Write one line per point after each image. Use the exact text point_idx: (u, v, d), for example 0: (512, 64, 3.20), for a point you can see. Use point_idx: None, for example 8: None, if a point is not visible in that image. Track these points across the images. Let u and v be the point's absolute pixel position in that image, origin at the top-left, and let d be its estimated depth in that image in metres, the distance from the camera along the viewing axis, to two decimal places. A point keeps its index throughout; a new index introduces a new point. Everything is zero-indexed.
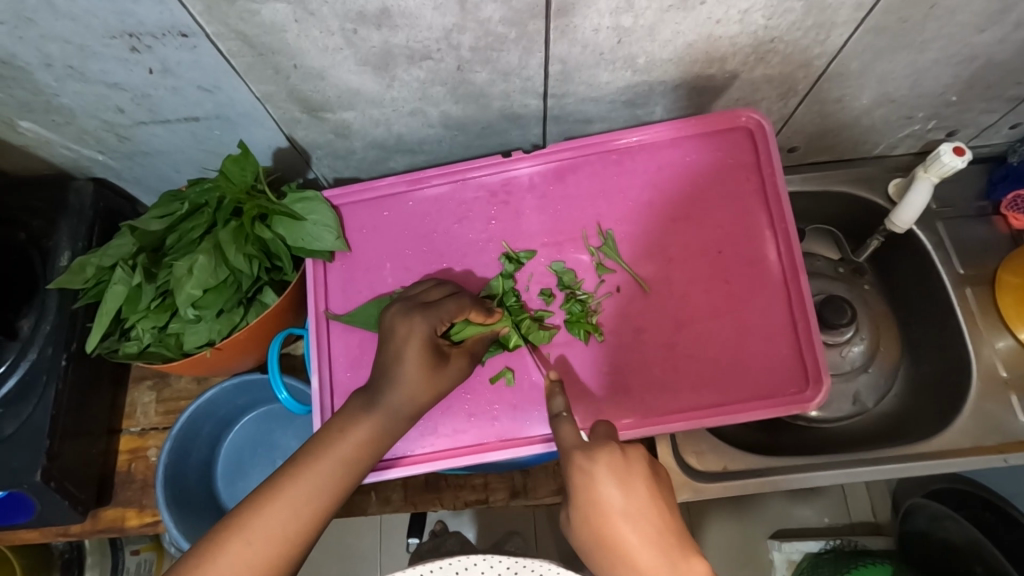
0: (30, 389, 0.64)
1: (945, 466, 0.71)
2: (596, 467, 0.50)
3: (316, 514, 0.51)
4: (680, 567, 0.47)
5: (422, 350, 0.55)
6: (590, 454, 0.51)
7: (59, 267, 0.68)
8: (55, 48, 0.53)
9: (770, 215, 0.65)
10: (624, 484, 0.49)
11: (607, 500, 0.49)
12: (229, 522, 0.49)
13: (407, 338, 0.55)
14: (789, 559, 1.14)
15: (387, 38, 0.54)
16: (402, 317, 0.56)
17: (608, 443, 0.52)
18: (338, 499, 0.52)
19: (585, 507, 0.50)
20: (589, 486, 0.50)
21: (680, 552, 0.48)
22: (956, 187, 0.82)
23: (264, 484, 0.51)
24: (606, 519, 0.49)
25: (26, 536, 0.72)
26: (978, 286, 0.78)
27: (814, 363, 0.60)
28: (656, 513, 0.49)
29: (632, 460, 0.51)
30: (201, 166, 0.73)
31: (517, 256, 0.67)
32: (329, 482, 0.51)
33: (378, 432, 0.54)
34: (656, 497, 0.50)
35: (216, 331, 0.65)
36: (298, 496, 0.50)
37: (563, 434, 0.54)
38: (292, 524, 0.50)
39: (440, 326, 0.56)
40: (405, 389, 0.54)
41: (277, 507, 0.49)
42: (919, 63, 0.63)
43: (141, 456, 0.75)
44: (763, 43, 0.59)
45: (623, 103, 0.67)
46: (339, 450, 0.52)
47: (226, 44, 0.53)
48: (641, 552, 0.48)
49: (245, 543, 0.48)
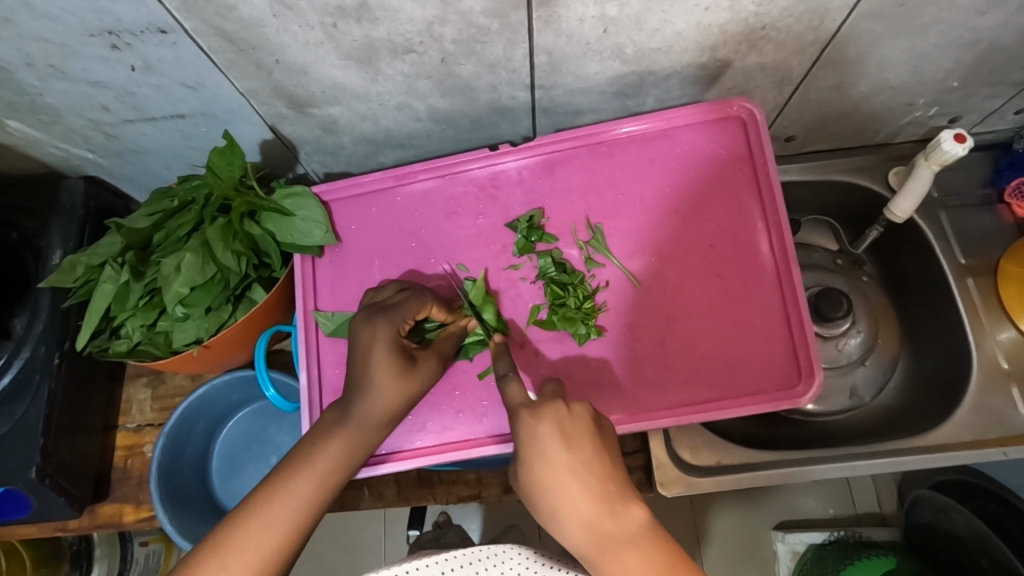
0: (24, 388, 0.65)
1: (945, 460, 0.70)
2: (540, 422, 0.48)
3: (293, 531, 0.50)
4: (618, 514, 0.46)
5: (388, 351, 0.55)
6: (536, 412, 0.49)
7: (51, 266, 0.69)
8: (36, 47, 0.53)
9: (763, 208, 0.64)
10: (567, 438, 0.48)
11: (547, 451, 0.47)
12: (207, 547, 0.48)
13: (371, 342, 0.55)
14: (793, 551, 1.13)
15: (368, 32, 0.53)
16: (366, 322, 0.57)
17: (553, 400, 0.50)
18: (314, 514, 0.51)
19: (531, 460, 0.47)
20: (533, 439, 0.48)
21: (617, 502, 0.46)
22: (960, 174, 0.80)
23: (241, 505, 0.50)
24: (548, 469, 0.47)
25: (25, 531, 0.73)
26: (981, 276, 0.76)
27: (808, 358, 0.59)
28: (595, 461, 0.47)
29: (577, 414, 0.49)
30: (190, 163, 0.73)
31: (532, 238, 0.66)
32: (304, 498, 0.50)
33: (352, 443, 0.54)
34: (600, 448, 0.48)
35: (203, 329, 0.65)
36: (273, 515, 0.49)
37: (510, 394, 0.52)
38: (267, 543, 0.49)
39: (403, 326, 0.57)
40: (377, 393, 0.54)
41: (254, 530, 0.48)
42: (918, 48, 0.61)
43: (137, 453, 0.76)
44: (754, 30, 0.57)
45: (614, 93, 0.66)
46: (315, 465, 0.52)
47: (206, 40, 0.53)
48: (581, 500, 0.46)
49: (220, 567, 0.47)
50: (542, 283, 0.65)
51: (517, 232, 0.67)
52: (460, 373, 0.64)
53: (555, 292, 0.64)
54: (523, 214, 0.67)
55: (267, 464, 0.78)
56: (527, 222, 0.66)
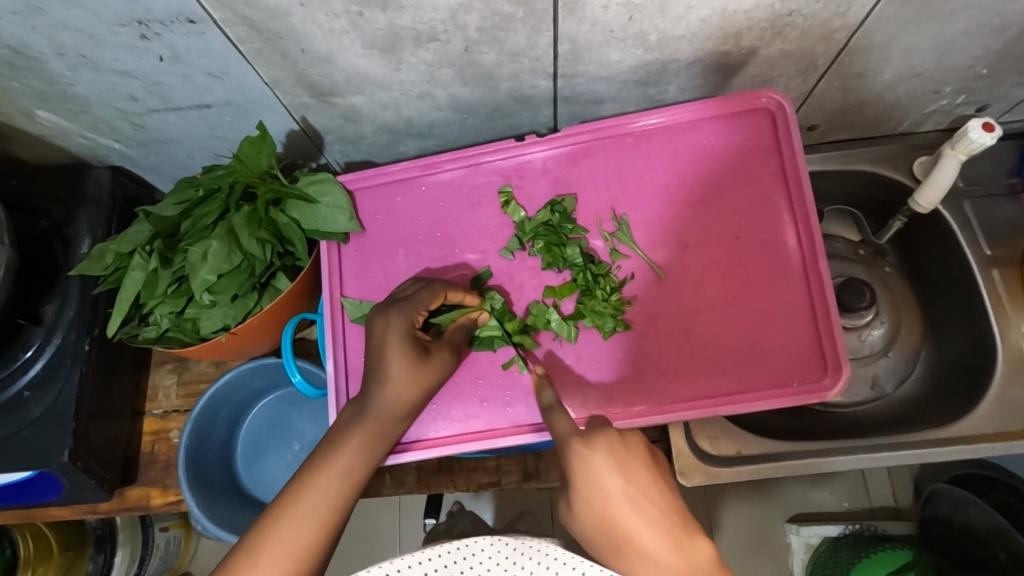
0: (55, 372, 0.66)
1: (967, 453, 0.70)
2: (596, 451, 0.49)
3: (323, 528, 0.50)
4: (683, 546, 0.45)
5: (401, 341, 0.56)
6: (588, 441, 0.50)
7: (80, 254, 0.70)
8: (67, 37, 0.53)
9: (790, 200, 0.64)
10: (624, 467, 0.49)
11: (607, 480, 0.48)
12: (244, 545, 0.49)
13: (384, 334, 0.57)
14: (807, 544, 1.12)
15: (393, 20, 0.53)
16: (380, 315, 0.58)
17: (605, 429, 0.51)
18: (341, 511, 0.52)
19: (587, 493, 0.48)
20: (589, 469, 0.48)
21: (682, 534, 0.46)
22: (987, 162, 0.79)
23: (271, 508, 0.50)
24: (606, 500, 0.47)
25: (56, 513, 0.75)
26: (1006, 267, 0.75)
27: (834, 350, 0.59)
28: (655, 489, 0.48)
29: (631, 444, 0.50)
30: (214, 153, 0.74)
31: (564, 228, 0.66)
32: (328, 496, 0.51)
33: (370, 436, 0.55)
34: (656, 479, 0.49)
35: (231, 316, 0.66)
36: (299, 514, 0.50)
37: (557, 424, 0.53)
38: (295, 542, 0.49)
39: (417, 318, 0.58)
40: (392, 384, 0.56)
41: (284, 528, 0.49)
42: (947, 34, 0.60)
43: (163, 438, 0.77)
44: (780, 17, 0.56)
45: (636, 82, 0.65)
46: (337, 462, 0.53)
47: (233, 30, 0.53)
48: (642, 531, 0.46)
49: (252, 565, 0.48)
50: (570, 271, 0.65)
51: (540, 221, 0.66)
52: (485, 363, 0.65)
53: (586, 281, 0.64)
54: (553, 198, 0.68)
55: (290, 451, 0.80)
56: (549, 207, 0.67)
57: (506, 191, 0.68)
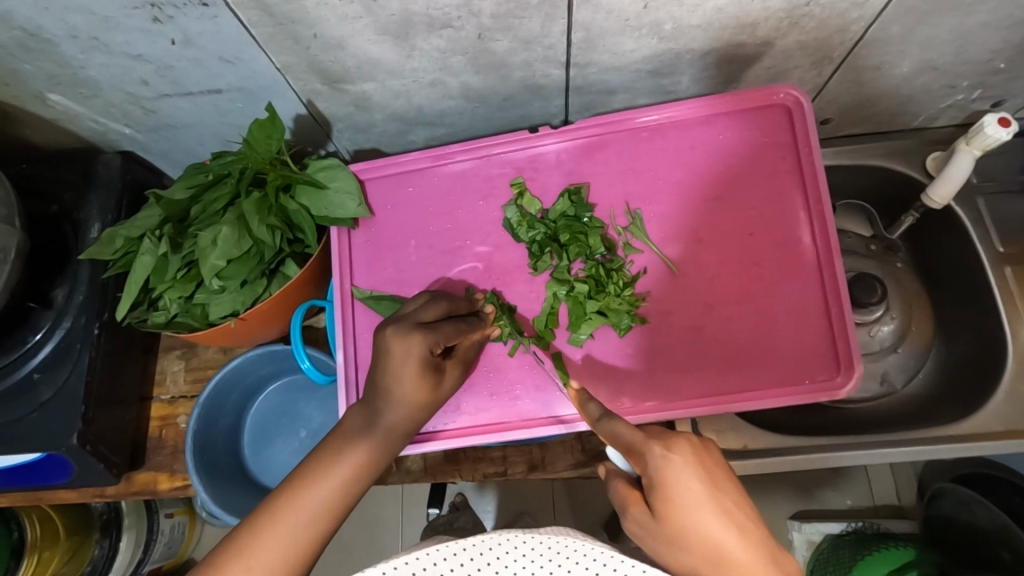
0: (65, 356, 0.67)
1: (975, 449, 0.69)
2: (678, 455, 0.48)
3: (315, 536, 0.50)
4: (773, 555, 0.45)
5: (419, 369, 0.54)
6: (670, 445, 0.48)
7: (89, 238, 0.70)
8: (79, 19, 0.53)
9: (805, 196, 0.63)
10: (708, 471, 0.47)
11: (693, 490, 0.46)
12: (234, 541, 0.48)
13: (403, 359, 0.54)
14: (809, 541, 1.12)
15: (406, 6, 0.52)
16: (399, 337, 0.54)
17: (682, 434, 0.50)
18: (334, 519, 0.51)
19: (673, 499, 0.46)
20: (676, 474, 0.47)
21: (773, 546, 0.46)
22: (1001, 159, 0.78)
23: (264, 507, 0.50)
24: (696, 506, 0.46)
25: (65, 495, 0.76)
26: (1019, 265, 0.74)
27: (847, 350, 0.59)
28: (740, 498, 0.47)
29: (709, 451, 0.49)
30: (225, 139, 0.74)
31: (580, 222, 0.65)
32: (323, 505, 0.51)
33: (374, 450, 0.54)
34: (732, 483, 0.48)
35: (240, 302, 0.66)
36: (294, 520, 0.49)
37: (623, 432, 0.51)
38: (288, 549, 0.48)
39: (436, 347, 0.55)
40: (401, 404, 0.55)
41: (277, 534, 0.49)
42: (966, 26, 0.60)
43: (171, 423, 0.77)
44: (796, 7, 0.56)
45: (649, 72, 0.65)
46: (338, 470, 0.52)
47: (246, 13, 0.53)
48: (733, 540, 0.45)
49: (245, 567, 0.47)
50: (584, 264, 0.65)
51: (558, 211, 0.66)
52: (496, 356, 0.65)
53: (598, 278, 0.63)
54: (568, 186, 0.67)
55: (296, 438, 0.80)
56: (567, 196, 0.66)
57: (519, 183, 0.67)
